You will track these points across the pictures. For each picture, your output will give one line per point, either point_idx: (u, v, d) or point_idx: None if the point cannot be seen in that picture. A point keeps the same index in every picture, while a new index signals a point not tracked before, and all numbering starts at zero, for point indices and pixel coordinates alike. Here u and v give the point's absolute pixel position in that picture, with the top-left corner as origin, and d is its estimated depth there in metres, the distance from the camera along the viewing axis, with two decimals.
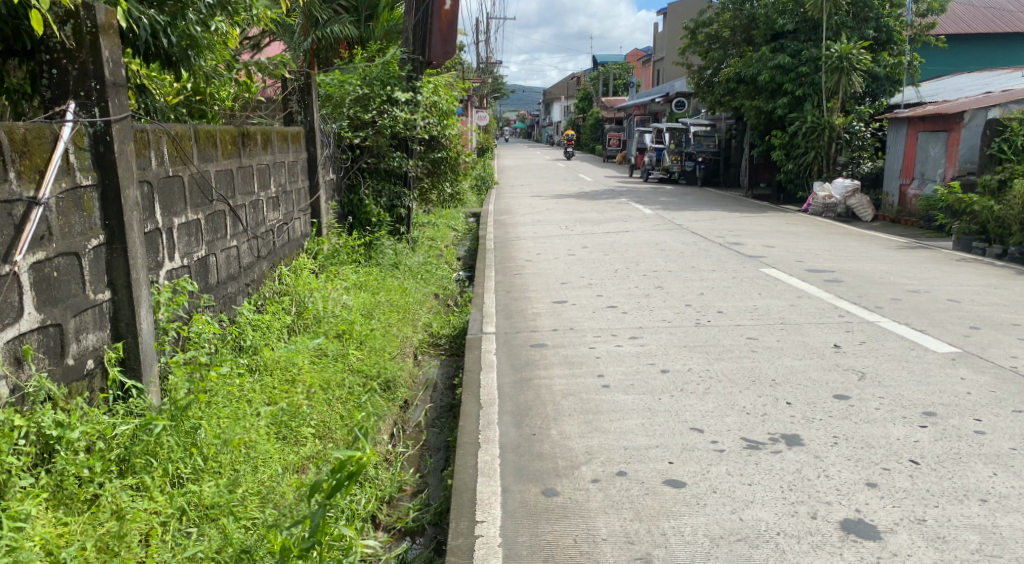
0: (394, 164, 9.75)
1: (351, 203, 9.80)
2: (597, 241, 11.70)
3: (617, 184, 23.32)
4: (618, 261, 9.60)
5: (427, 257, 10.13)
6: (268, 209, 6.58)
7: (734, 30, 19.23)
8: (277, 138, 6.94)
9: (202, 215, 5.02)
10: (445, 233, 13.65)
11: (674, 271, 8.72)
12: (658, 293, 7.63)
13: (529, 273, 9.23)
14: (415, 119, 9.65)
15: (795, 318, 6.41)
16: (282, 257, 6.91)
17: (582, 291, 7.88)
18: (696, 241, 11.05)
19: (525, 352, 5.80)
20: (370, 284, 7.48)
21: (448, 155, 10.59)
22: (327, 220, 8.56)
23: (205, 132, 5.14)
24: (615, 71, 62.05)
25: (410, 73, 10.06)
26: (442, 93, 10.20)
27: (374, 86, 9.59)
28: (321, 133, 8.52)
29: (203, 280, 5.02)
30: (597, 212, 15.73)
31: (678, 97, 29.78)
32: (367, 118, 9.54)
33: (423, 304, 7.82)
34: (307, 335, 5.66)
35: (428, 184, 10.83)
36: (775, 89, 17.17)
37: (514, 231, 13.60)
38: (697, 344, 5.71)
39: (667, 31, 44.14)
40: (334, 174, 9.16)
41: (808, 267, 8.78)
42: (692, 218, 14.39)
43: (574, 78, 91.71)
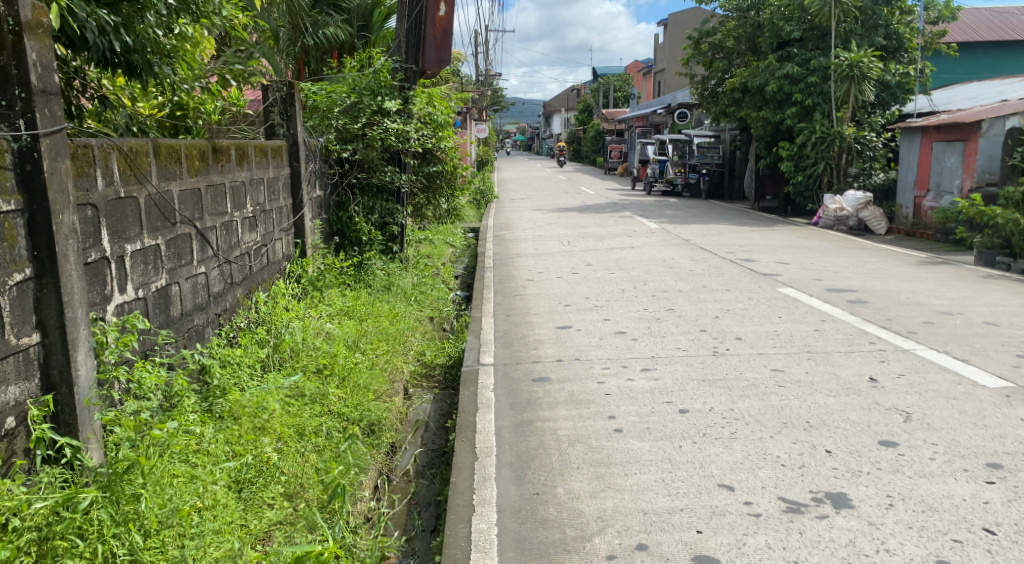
0: (385, 178, 9.27)
1: (340, 220, 9.27)
2: (601, 258, 11.17)
3: (620, 198, 22.82)
4: (624, 281, 9.05)
5: (422, 278, 9.63)
6: (244, 231, 6.15)
7: (738, 39, 18.82)
8: (255, 153, 6.49)
9: (161, 239, 4.61)
10: (443, 249, 13.12)
11: (686, 292, 8.17)
12: (669, 317, 7.08)
13: (530, 294, 8.69)
14: (407, 131, 9.18)
15: (822, 345, 5.84)
16: (261, 282, 6.46)
17: (588, 315, 7.33)
18: (706, 257, 10.51)
19: (526, 387, 5.25)
20: (356, 310, 6.99)
21: (444, 169, 10.10)
22: (313, 241, 8.07)
23: (166, 148, 4.70)
24: (616, 83, 61.73)
25: (402, 83, 9.60)
26: (437, 103, 9.74)
27: (364, 97, 9.09)
28: (306, 147, 8.04)
29: (164, 311, 4.60)
30: (600, 227, 15.21)
31: (681, 107, 29.36)
32: (356, 131, 9.06)
33: (416, 331, 7.32)
34: (283, 372, 5.20)
35: (423, 200, 10.34)
36: (783, 99, 16.69)
37: (514, 247, 13.08)
38: (717, 378, 5.15)
39: (668, 42, 43.79)
40: (321, 191, 8.67)
41: (828, 286, 8.22)
42: (699, 232, 13.85)
43: (575, 91, 91.55)
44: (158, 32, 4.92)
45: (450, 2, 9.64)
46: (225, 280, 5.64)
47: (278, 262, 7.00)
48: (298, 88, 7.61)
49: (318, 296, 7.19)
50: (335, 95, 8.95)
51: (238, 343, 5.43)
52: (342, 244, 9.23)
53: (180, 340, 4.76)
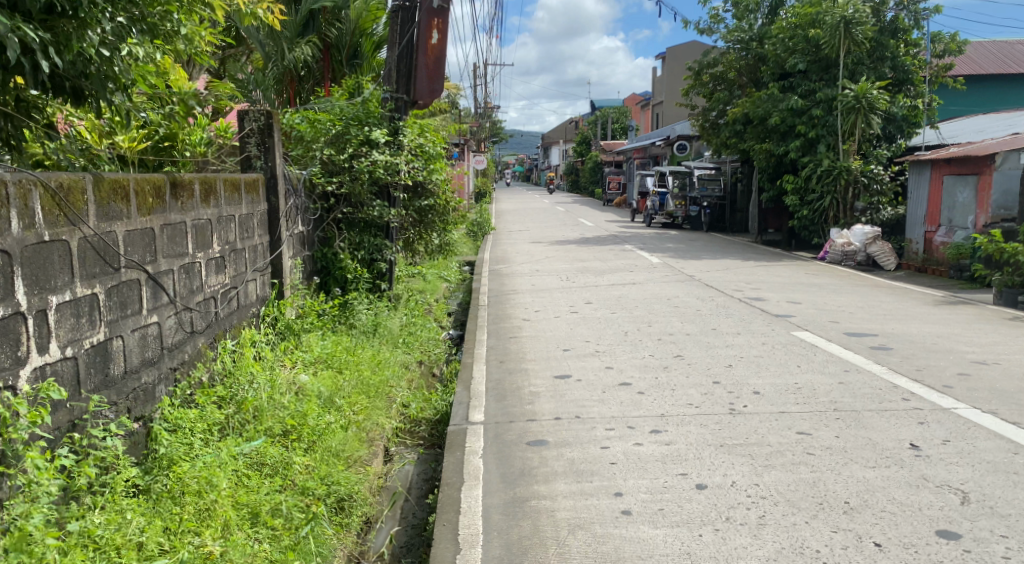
0: (373, 214, 8.68)
1: (324, 256, 8.53)
2: (602, 295, 10.59)
3: (620, 230, 22.29)
4: (627, 322, 8.45)
5: (411, 318, 9.03)
6: (210, 273, 5.57)
7: (740, 72, 18.53)
8: (225, 187, 5.91)
9: (100, 287, 4.04)
10: (435, 285, 12.52)
11: (693, 335, 7.58)
12: (678, 365, 6.48)
13: (526, 336, 8.09)
14: (397, 164, 8.60)
15: (850, 401, 5.23)
16: (229, 328, 5.86)
17: (589, 362, 6.73)
18: (713, 295, 9.93)
19: (520, 453, 4.64)
20: (336, 358, 6.40)
21: (436, 203, 9.52)
22: (292, 280, 7.48)
23: (110, 184, 4.17)
24: (614, 115, 61.57)
25: (392, 113, 9.01)
26: (429, 134, 9.21)
27: (350, 128, 8.50)
28: (286, 179, 7.44)
29: (103, 369, 4.03)
30: (600, 261, 14.62)
31: (681, 139, 28.99)
32: (343, 163, 8.48)
33: (401, 379, 6.73)
34: (243, 438, 4.63)
35: (413, 235, 9.74)
36: (786, 131, 16.15)
37: (510, 283, 12.51)
38: (737, 442, 4.55)
39: (667, 75, 43.58)
40: (303, 227, 8.07)
41: (847, 329, 7.62)
42: (703, 267, 13.28)
43: (573, 123, 91.63)
44: (109, 53, 4.43)
45: (442, 29, 9.08)
46: (184, 330, 5.05)
47: (251, 305, 6.40)
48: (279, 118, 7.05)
49: (295, 343, 6.58)
50: (323, 123, 8.36)
51: (195, 403, 4.84)
52: (326, 281, 8.57)
53: (122, 404, 4.18)
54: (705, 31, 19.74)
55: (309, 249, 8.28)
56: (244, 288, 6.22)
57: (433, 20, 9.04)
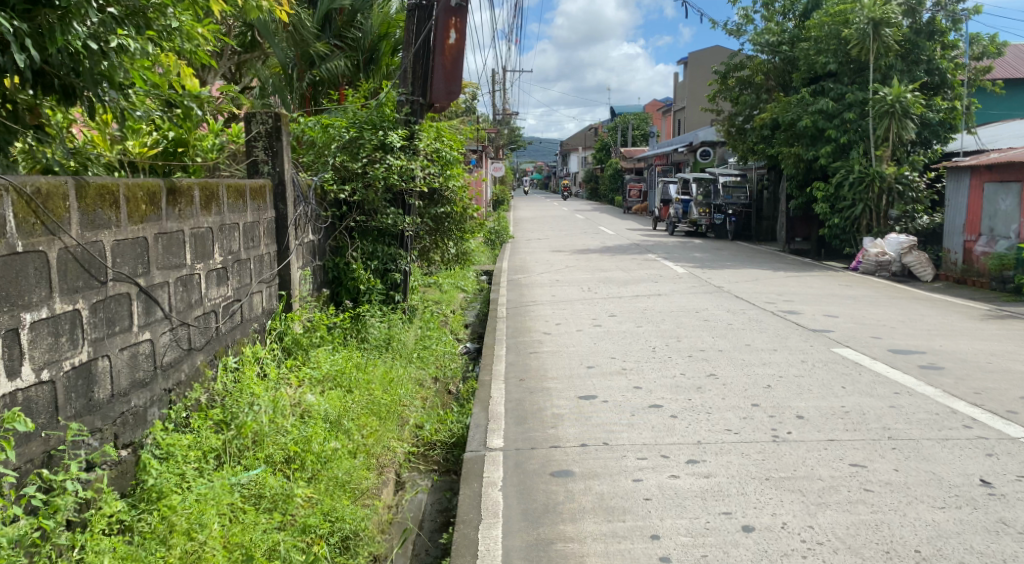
0: (387, 221, 8.30)
1: (336, 266, 8.20)
2: (626, 307, 10.15)
3: (642, 239, 21.84)
4: (654, 337, 8.02)
5: (426, 332, 8.65)
6: (211, 285, 5.22)
7: (768, 75, 18.19)
8: (227, 194, 5.55)
9: (84, 302, 3.68)
10: (451, 295, 12.13)
11: (727, 352, 7.13)
12: (712, 385, 6.04)
13: (548, 351, 7.68)
14: (413, 169, 8.24)
15: (906, 428, 4.77)
16: (231, 344, 5.50)
17: (616, 381, 6.31)
18: (744, 308, 9.48)
19: (543, 485, 4.21)
20: (346, 376, 6.03)
21: (452, 211, 9.13)
22: (301, 291, 7.08)
23: (96, 189, 3.81)
24: (633, 122, 61.05)
25: (407, 117, 8.66)
26: (446, 138, 8.81)
27: (364, 132, 8.21)
28: (295, 185, 7.07)
29: (87, 391, 3.67)
30: (622, 271, 14.19)
31: (704, 146, 28.55)
32: (356, 169, 8.12)
33: (415, 399, 6.34)
34: (241, 467, 4.27)
35: (429, 243, 9.37)
36: (816, 136, 15.75)
37: (530, 293, 12.11)
38: (784, 476, 4.11)
39: (688, 81, 43.13)
40: (314, 235, 7.72)
41: (891, 346, 7.14)
42: (731, 278, 12.82)
43: (592, 131, 91.19)
44: (100, 47, 4.09)
45: (459, 28, 8.74)
46: (180, 347, 4.69)
47: (255, 318, 6.04)
48: (289, 121, 6.69)
49: (302, 360, 6.20)
50: (335, 128, 8.04)
51: (191, 428, 4.47)
52: (338, 292, 8.20)
53: (107, 431, 3.81)
54: (733, 33, 19.34)
55: (321, 259, 7.91)
56: (248, 300, 5.86)
57: (451, 19, 8.72)
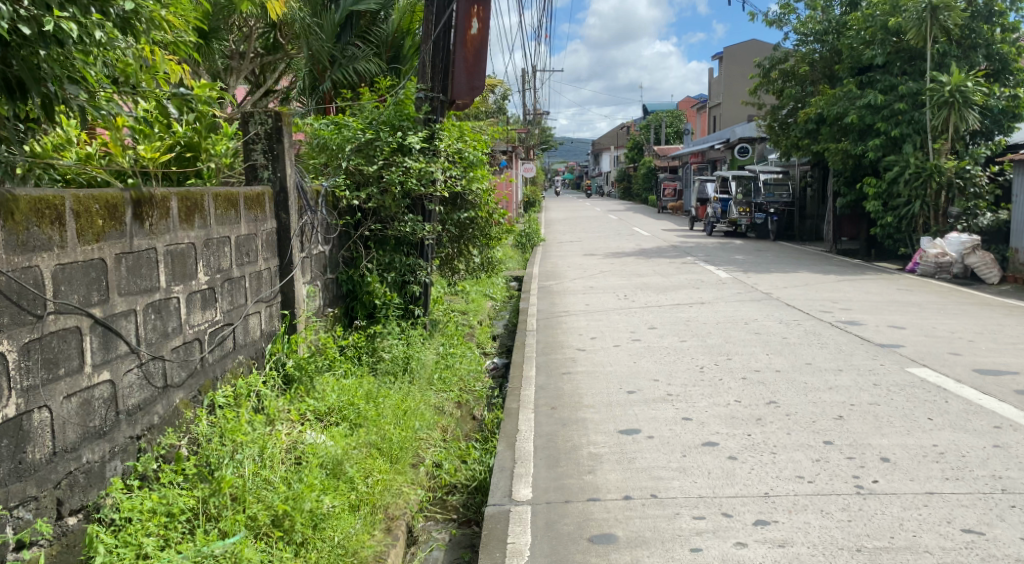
0: (405, 230, 7.55)
1: (351, 279, 7.50)
2: (667, 318, 9.36)
3: (679, 240, 21.01)
4: (700, 354, 7.23)
5: (449, 349, 7.94)
6: (194, 311, 4.52)
7: (813, 64, 17.30)
8: (215, 204, 4.85)
9: (10, 342, 2.99)
10: (478, 305, 11.43)
11: (786, 374, 6.32)
12: (774, 417, 5.24)
13: (582, 372, 6.93)
14: (432, 172, 7.43)
15: (1021, 476, 3.95)
16: (219, 376, 4.80)
17: (661, 411, 5.53)
18: (799, 320, 8.67)
19: (581, 556, 3.45)
20: (352, 410, 5.34)
21: (477, 217, 8.40)
22: (307, 310, 6.38)
23: (30, 202, 3.13)
24: (667, 119, 59.98)
25: (427, 116, 7.88)
26: (469, 138, 8.03)
27: (381, 133, 7.42)
28: (301, 192, 6.30)
29: (16, 452, 2.98)
30: (660, 275, 13.39)
31: (742, 142, 27.67)
32: (371, 174, 7.38)
33: (432, 431, 5.64)
34: (217, 533, 3.57)
35: (451, 251, 8.64)
36: (865, 130, 14.80)
37: (562, 302, 11.38)
38: (880, 546, 3.32)
39: (723, 76, 42.05)
40: (325, 246, 7.01)
41: (975, 364, 6.30)
42: (779, 283, 11.99)
43: (623, 130, 90.27)
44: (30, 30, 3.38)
45: (482, 17, 8.04)
46: (151, 385, 3.99)
47: (251, 343, 5.34)
48: (291, 120, 5.96)
49: (305, 392, 5.50)
50: (348, 130, 7.29)
51: (162, 485, 3.77)
52: (353, 308, 7.52)
53: (47, 498, 3.13)
54: (775, 22, 18.40)
55: (333, 272, 7.20)
56: (240, 324, 5.15)
57: (473, 7, 7.97)
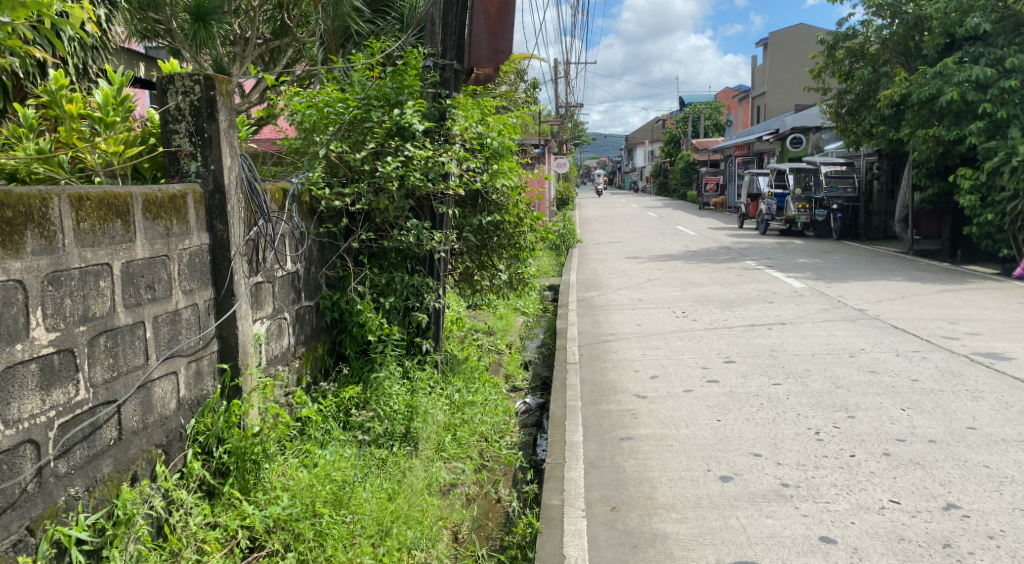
0: (406, 240, 5.70)
1: (336, 305, 5.68)
2: (745, 347, 7.44)
3: (732, 240, 19.05)
4: (808, 410, 5.33)
5: (466, 394, 6.11)
6: (29, 388, 2.69)
7: (887, 44, 15.30)
8: (82, 212, 2.99)
9: None
10: (508, 325, 9.64)
11: (948, 450, 4.40)
12: (973, 542, 3.35)
13: (648, 435, 5.04)
14: (445, 164, 5.66)
15: None
16: (81, 494, 2.92)
17: (783, 524, 3.64)
18: (922, 351, 6.75)
19: None
20: (310, 526, 3.56)
21: (502, 224, 6.50)
22: (260, 359, 4.51)
23: None
24: (705, 111, 57.89)
25: (436, 89, 6.02)
26: (494, 120, 6.13)
27: (373, 111, 5.66)
28: (253, 190, 4.39)
29: None
30: (721, 284, 11.49)
31: (794, 133, 25.85)
32: (360, 165, 5.55)
33: (433, 549, 3.81)
34: None
35: (470, 263, 6.76)
36: (962, 112, 12.85)
37: (608, 319, 9.54)
38: None
39: (767, 64, 39.88)
40: (295, 262, 5.18)
41: None
42: (869, 296, 10.07)
43: (657, 124, 88.19)
44: None
45: None
46: None
47: (160, 422, 3.47)
48: (230, 88, 4.07)
49: (240, 495, 3.70)
50: (335, 109, 5.55)
51: None
52: (340, 342, 5.75)
53: None
54: None
55: (307, 299, 5.37)
56: (134, 399, 3.27)
57: None
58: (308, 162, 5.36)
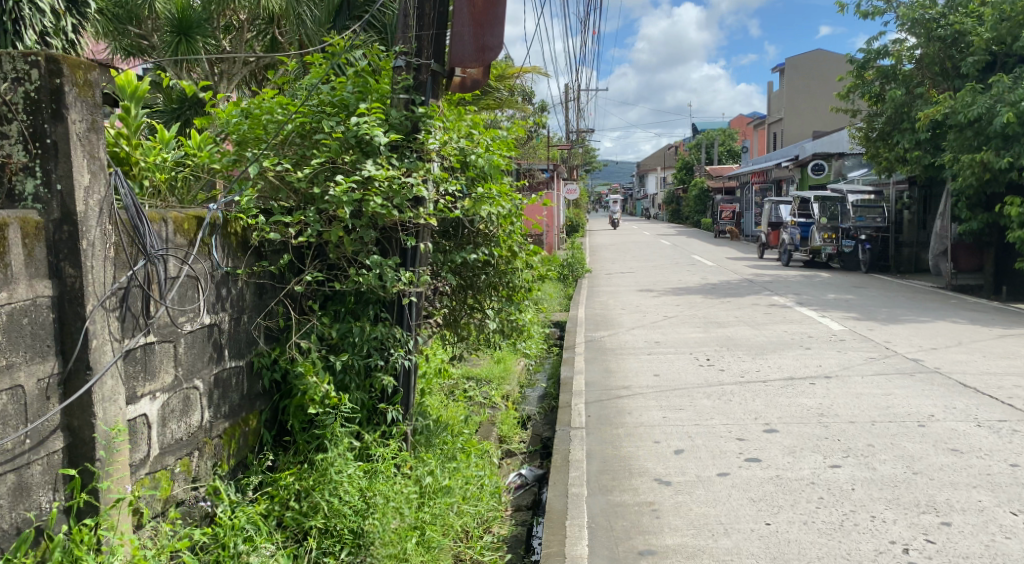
0: (366, 282, 4.47)
1: (276, 365, 4.46)
2: (787, 410, 6.18)
3: (753, 272, 17.79)
4: (884, 512, 4.08)
5: (443, 474, 4.86)
6: None
7: (922, 65, 14.14)
8: None
9: None
10: (508, 370, 8.43)
11: None
12: None
13: (676, 549, 3.80)
14: (415, 187, 4.45)
15: None
16: None
17: None
18: (1008, 421, 5.48)
19: None
20: None
21: (491, 263, 5.30)
22: (137, 452, 3.32)
23: None
24: (719, 138, 56.88)
25: (409, 95, 4.74)
26: (481, 133, 4.93)
27: (324, 119, 4.48)
28: (139, 222, 3.20)
29: None
30: (748, 324, 10.24)
31: (816, 158, 24.73)
32: (306, 187, 4.35)
33: None
34: None
35: (454, 306, 5.53)
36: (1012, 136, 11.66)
37: (620, 366, 8.31)
38: None
39: (785, 89, 38.78)
40: (213, 309, 3.98)
41: None
42: (919, 341, 8.81)
43: (668, 151, 87.29)
44: None
45: None
46: None
47: None
48: (91, 78, 2.89)
49: None
50: (274, 115, 4.41)
51: None
52: (282, 409, 4.57)
53: None
54: (867, 15, 15.10)
55: (233, 359, 4.18)
56: None
57: None
58: (234, 181, 4.16)
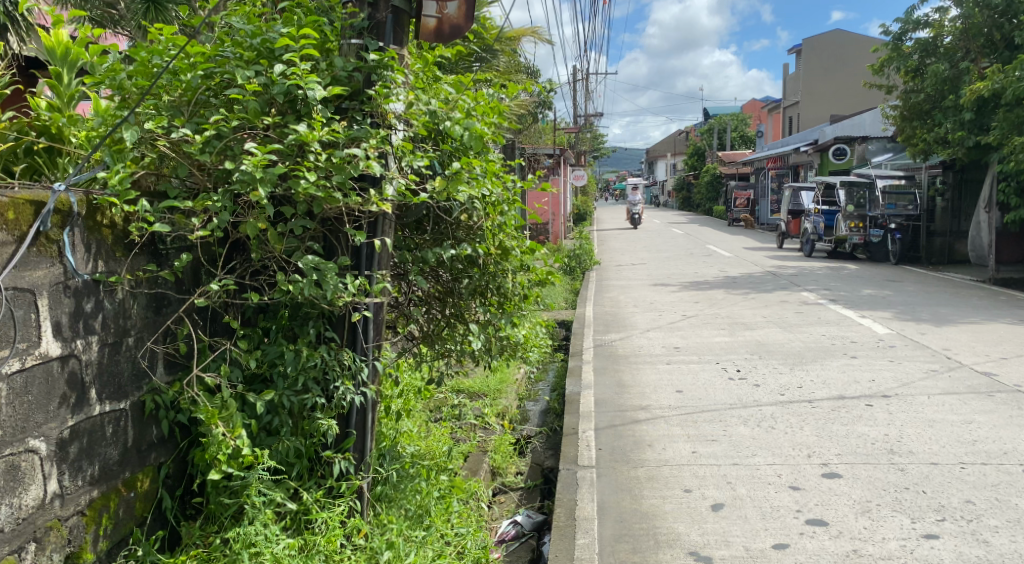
0: (296, 292, 3.24)
1: (173, 405, 3.26)
2: (849, 446, 4.97)
3: (774, 264, 16.53)
4: None
5: (409, 546, 3.68)
6: None
7: (968, 33, 12.93)
8: None
9: None
10: (504, 383, 7.24)
11: None
12: None
13: None
14: (363, 164, 3.23)
15: None
16: None
17: None
18: None
19: None
20: None
21: (475, 262, 4.07)
22: None
23: None
24: (731, 122, 55.35)
25: (360, 39, 3.50)
26: (457, 92, 3.70)
27: (235, 67, 3.25)
28: None
29: None
30: (780, 326, 9.02)
31: (837, 141, 23.36)
32: (210, 162, 3.13)
33: None
34: None
35: (433, 319, 4.29)
36: None
37: (636, 378, 7.11)
38: None
39: (802, 70, 37.28)
40: (75, 333, 2.83)
41: None
42: (984, 348, 7.58)
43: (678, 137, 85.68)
44: None
45: None
46: None
47: None
48: None
49: None
50: (162, 59, 3.21)
51: None
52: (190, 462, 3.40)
53: None
54: None
55: (107, 403, 2.98)
56: None
57: None
58: (101, 142, 2.94)
